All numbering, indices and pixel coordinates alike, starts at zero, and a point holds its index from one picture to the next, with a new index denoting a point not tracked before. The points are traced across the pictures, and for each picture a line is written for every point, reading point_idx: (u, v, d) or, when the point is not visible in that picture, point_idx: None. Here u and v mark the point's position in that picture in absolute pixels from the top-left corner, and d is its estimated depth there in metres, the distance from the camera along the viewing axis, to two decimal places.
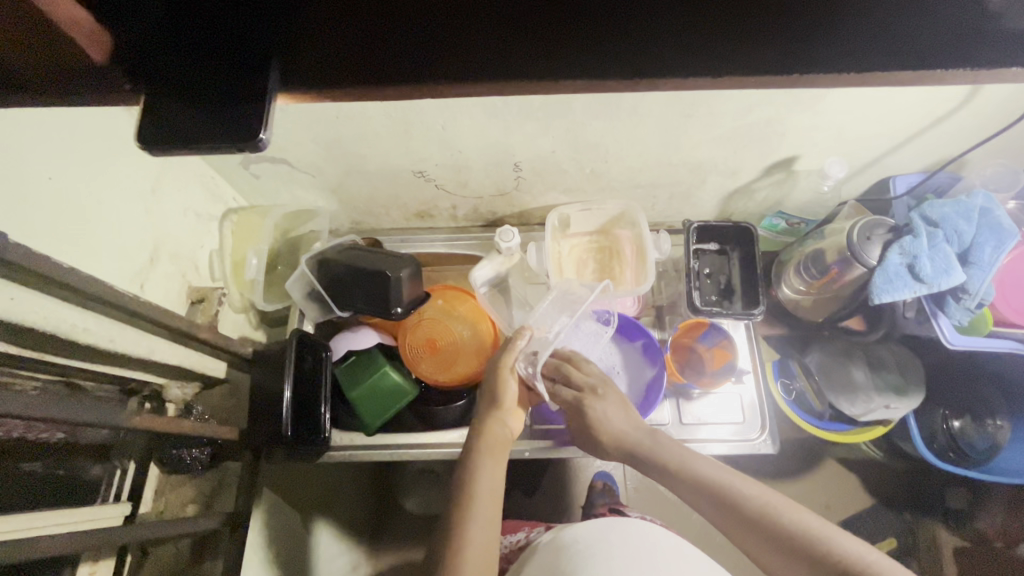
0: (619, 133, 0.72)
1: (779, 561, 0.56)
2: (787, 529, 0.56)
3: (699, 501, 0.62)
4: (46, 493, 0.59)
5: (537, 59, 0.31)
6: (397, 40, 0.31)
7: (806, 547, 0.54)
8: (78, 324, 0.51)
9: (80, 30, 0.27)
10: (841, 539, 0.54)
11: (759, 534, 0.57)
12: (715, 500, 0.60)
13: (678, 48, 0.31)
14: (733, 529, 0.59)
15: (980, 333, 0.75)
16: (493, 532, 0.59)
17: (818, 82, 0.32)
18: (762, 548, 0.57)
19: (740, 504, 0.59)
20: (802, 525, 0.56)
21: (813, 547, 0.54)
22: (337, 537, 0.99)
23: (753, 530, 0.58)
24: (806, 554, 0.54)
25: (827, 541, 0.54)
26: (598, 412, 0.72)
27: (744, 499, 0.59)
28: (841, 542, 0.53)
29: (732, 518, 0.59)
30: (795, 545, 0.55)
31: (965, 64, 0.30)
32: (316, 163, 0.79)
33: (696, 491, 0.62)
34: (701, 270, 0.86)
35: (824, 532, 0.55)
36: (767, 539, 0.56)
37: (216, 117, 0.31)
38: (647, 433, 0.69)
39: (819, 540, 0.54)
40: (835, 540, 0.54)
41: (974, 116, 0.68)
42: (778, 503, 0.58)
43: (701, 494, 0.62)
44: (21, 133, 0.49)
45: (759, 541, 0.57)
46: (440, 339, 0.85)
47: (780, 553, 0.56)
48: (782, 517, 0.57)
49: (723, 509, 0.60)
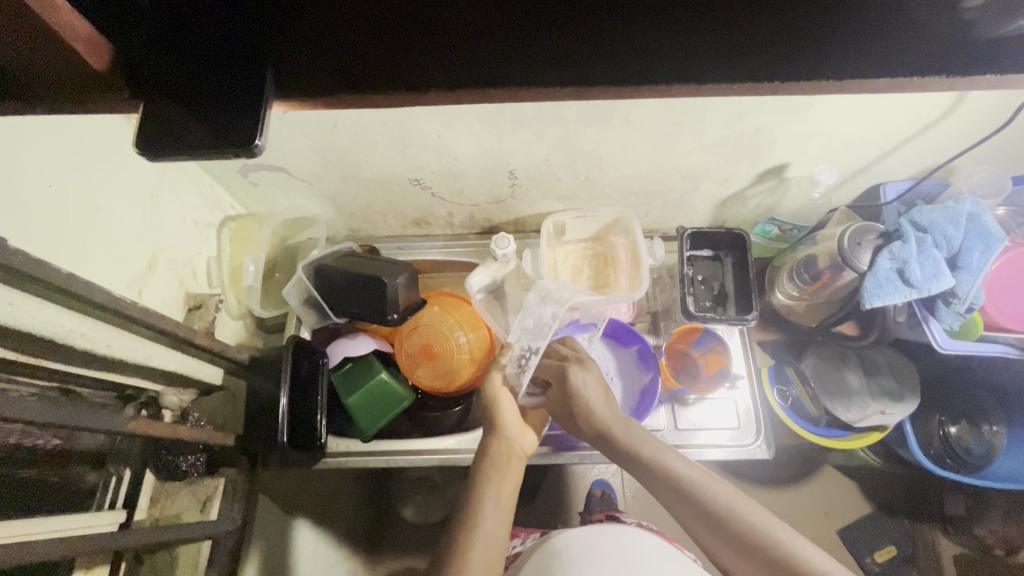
0: (612, 141, 0.73)
1: (742, 564, 0.56)
2: (752, 532, 0.55)
3: (668, 498, 0.61)
4: (41, 500, 0.58)
5: (522, 66, 0.32)
6: (391, 45, 0.32)
7: (767, 549, 0.54)
8: (76, 330, 0.52)
9: (82, 40, 0.28)
10: (807, 547, 0.53)
11: (724, 535, 0.57)
12: (685, 500, 0.59)
13: (664, 56, 0.32)
14: (699, 530, 0.59)
15: (971, 337, 0.76)
16: (500, 543, 0.58)
17: (800, 88, 0.33)
18: (728, 551, 0.57)
19: (709, 507, 0.58)
20: (767, 529, 0.55)
21: (778, 552, 0.53)
22: (331, 545, 0.99)
23: (720, 532, 0.57)
24: (768, 558, 0.54)
25: (791, 549, 0.53)
26: (580, 380, 0.69)
27: (715, 502, 0.58)
28: (805, 552, 0.53)
29: (700, 518, 0.58)
30: (757, 550, 0.54)
31: (939, 70, 0.32)
32: (314, 171, 0.80)
33: (666, 488, 0.60)
34: (694, 277, 0.87)
35: (788, 538, 0.54)
36: (729, 542, 0.56)
37: (209, 123, 0.32)
38: (622, 419, 0.67)
39: (785, 548, 0.54)
40: (799, 548, 0.53)
41: (960, 123, 0.70)
42: (746, 506, 0.57)
43: (674, 494, 0.60)
44: (24, 141, 0.51)
45: (724, 544, 0.57)
46: (436, 344, 0.84)
47: (745, 558, 0.55)
48: (749, 520, 0.56)
49: (690, 508, 0.59)
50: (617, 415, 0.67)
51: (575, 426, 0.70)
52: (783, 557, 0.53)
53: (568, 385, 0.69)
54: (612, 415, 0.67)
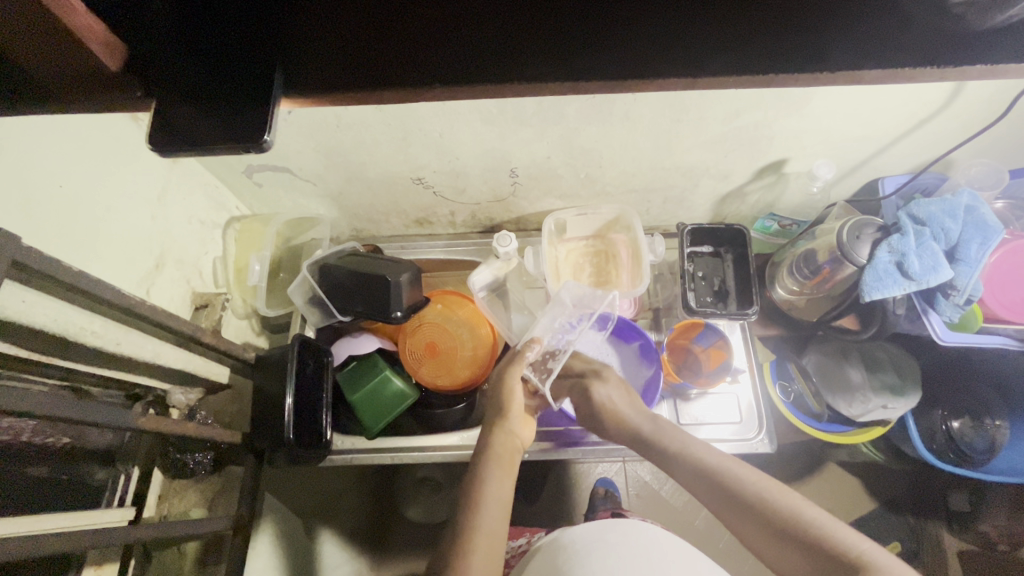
0: (612, 139, 0.74)
1: (770, 548, 0.56)
2: (777, 513, 0.56)
3: (697, 486, 0.63)
4: (51, 496, 0.59)
5: (518, 64, 0.33)
6: (397, 42, 0.33)
7: (795, 530, 0.54)
8: (84, 327, 0.53)
9: (98, 41, 0.29)
10: (838, 528, 0.53)
11: (751, 519, 0.57)
12: (711, 486, 0.61)
13: (659, 49, 0.32)
14: (728, 518, 0.60)
15: (970, 330, 0.77)
16: (498, 542, 0.58)
17: (793, 82, 0.34)
18: (759, 537, 0.57)
19: (738, 492, 0.59)
20: (793, 510, 0.55)
21: (802, 530, 0.54)
22: (337, 544, 1.00)
23: (747, 517, 0.58)
24: (796, 539, 0.54)
25: (816, 528, 0.53)
26: (604, 394, 0.74)
27: (740, 486, 0.59)
28: (835, 531, 0.53)
29: (728, 505, 0.60)
30: (783, 531, 0.55)
31: (927, 61, 0.32)
32: (317, 172, 0.81)
33: (696, 477, 0.63)
34: (695, 273, 0.87)
35: (814, 518, 0.54)
36: (757, 526, 0.57)
37: (218, 120, 0.32)
38: (648, 419, 0.70)
39: (812, 528, 0.54)
40: (823, 525, 0.53)
41: (957, 116, 0.70)
42: (771, 490, 0.58)
43: (700, 480, 0.62)
44: (35, 142, 0.52)
45: (756, 530, 0.57)
46: (439, 342, 0.87)
47: (774, 542, 0.55)
48: (775, 503, 0.57)
49: (717, 493, 0.60)
50: (644, 414, 0.71)
51: (603, 428, 0.74)
52: (810, 537, 0.53)
53: (591, 400, 0.74)
54: (637, 415, 0.71)
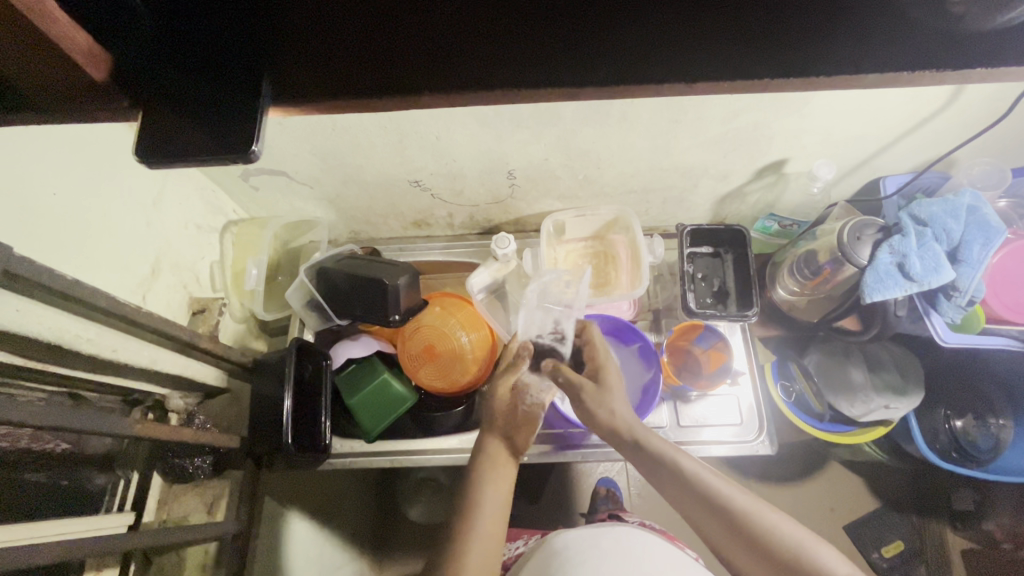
0: (609, 140, 0.73)
1: (752, 565, 0.56)
2: (768, 538, 0.55)
3: (679, 498, 0.61)
4: (49, 504, 0.59)
5: (511, 73, 0.32)
6: (384, 52, 0.32)
7: (784, 554, 0.54)
8: (82, 334, 0.53)
9: (81, 52, 0.29)
10: (825, 552, 0.54)
11: (738, 538, 0.57)
12: (697, 500, 0.59)
13: (657, 53, 0.32)
14: (710, 531, 0.59)
15: (972, 330, 0.76)
16: (495, 546, 0.59)
17: (791, 86, 0.33)
18: (741, 555, 0.57)
19: (728, 509, 0.58)
20: (785, 534, 0.55)
21: (794, 557, 0.54)
22: (337, 546, 1.00)
23: (734, 534, 0.57)
24: (784, 563, 0.54)
25: (806, 553, 0.54)
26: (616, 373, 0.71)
27: (729, 503, 0.58)
28: (822, 556, 0.54)
29: (715, 521, 0.58)
30: (776, 561, 0.54)
31: (929, 66, 0.31)
32: (315, 174, 0.81)
33: (682, 489, 0.60)
34: (694, 274, 0.87)
35: (804, 543, 0.55)
36: (742, 543, 0.56)
37: (206, 129, 0.32)
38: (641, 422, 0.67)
39: (803, 551, 0.54)
40: (815, 552, 0.54)
41: (960, 115, 0.69)
42: (760, 509, 0.57)
43: (685, 492, 0.60)
44: (27, 150, 0.51)
45: (740, 547, 0.57)
46: (437, 345, 0.85)
47: (759, 561, 0.56)
48: (765, 524, 0.56)
49: (704, 508, 0.59)
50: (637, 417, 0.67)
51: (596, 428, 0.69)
52: (799, 561, 0.53)
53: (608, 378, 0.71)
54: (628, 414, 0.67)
